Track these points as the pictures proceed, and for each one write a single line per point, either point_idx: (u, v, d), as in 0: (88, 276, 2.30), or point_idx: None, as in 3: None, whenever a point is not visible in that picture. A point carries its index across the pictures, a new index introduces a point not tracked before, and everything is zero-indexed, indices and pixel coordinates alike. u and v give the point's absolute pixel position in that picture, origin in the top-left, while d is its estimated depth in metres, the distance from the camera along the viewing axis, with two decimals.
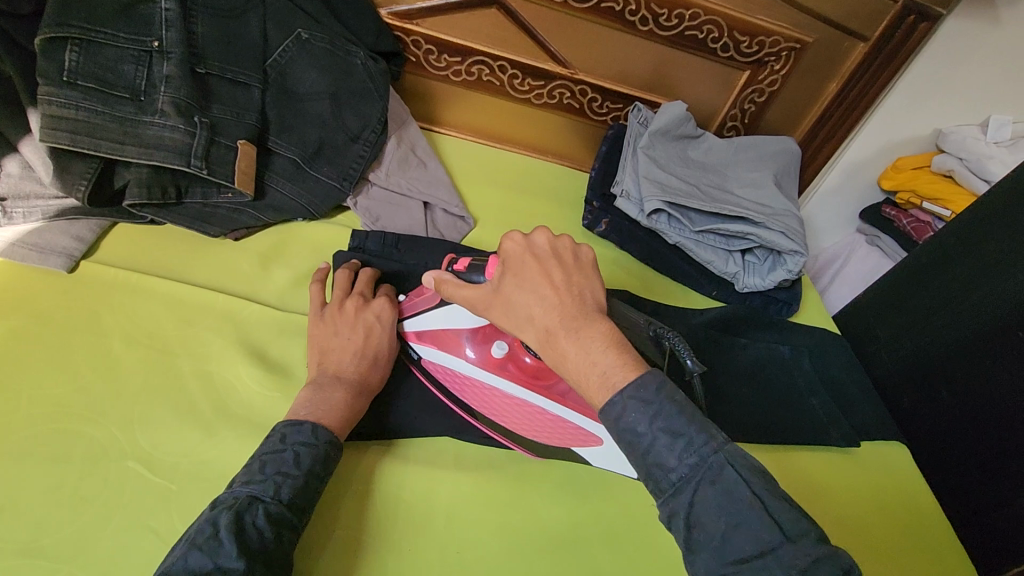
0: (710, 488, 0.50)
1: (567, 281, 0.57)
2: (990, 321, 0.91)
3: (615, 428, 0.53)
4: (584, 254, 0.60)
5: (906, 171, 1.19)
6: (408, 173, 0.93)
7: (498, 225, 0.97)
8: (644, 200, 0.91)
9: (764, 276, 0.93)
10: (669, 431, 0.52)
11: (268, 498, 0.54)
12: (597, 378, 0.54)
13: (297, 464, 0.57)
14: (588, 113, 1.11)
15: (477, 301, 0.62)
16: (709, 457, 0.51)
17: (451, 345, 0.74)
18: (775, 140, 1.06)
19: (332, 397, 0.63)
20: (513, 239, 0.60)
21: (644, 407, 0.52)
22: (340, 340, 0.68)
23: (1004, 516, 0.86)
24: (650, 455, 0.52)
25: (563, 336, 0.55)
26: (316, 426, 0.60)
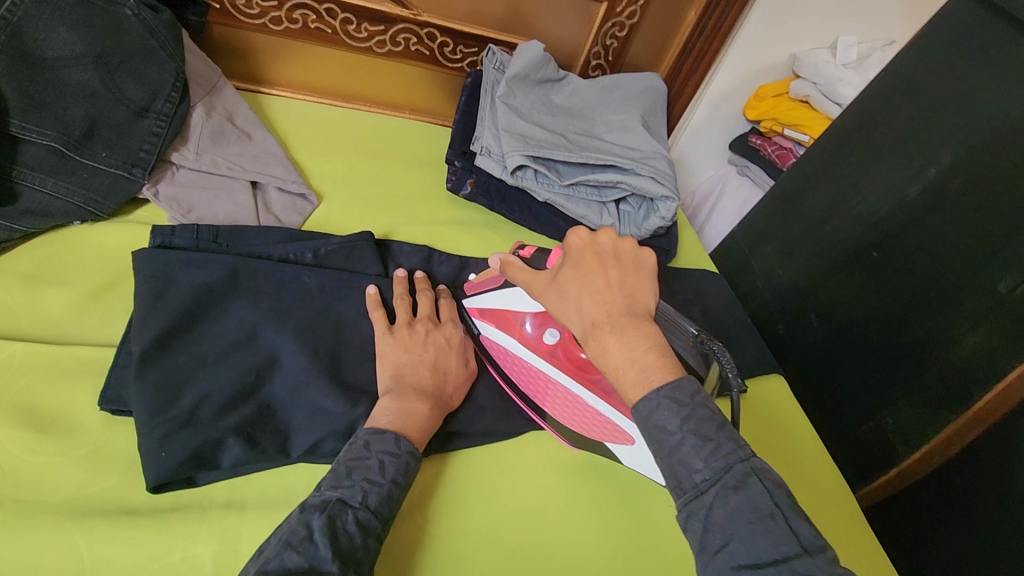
0: (736, 500, 0.44)
1: (624, 279, 0.52)
2: (849, 245, 0.94)
3: (643, 425, 0.48)
4: (647, 256, 0.55)
5: (768, 99, 1.19)
6: (225, 148, 0.77)
7: (348, 199, 0.84)
8: (506, 155, 0.83)
9: (639, 225, 0.89)
10: (698, 435, 0.46)
11: (357, 505, 0.49)
12: (635, 375, 0.49)
13: (383, 472, 0.52)
14: (440, 60, 0.99)
15: (537, 287, 0.58)
16: (735, 463, 0.45)
17: (508, 323, 0.71)
18: (640, 79, 1.01)
19: (413, 408, 0.58)
20: (579, 233, 0.55)
21: (677, 408, 0.47)
22: (412, 358, 0.62)
23: (871, 429, 0.91)
24: (676, 454, 0.46)
25: (610, 331, 0.49)
26: (400, 436, 0.55)
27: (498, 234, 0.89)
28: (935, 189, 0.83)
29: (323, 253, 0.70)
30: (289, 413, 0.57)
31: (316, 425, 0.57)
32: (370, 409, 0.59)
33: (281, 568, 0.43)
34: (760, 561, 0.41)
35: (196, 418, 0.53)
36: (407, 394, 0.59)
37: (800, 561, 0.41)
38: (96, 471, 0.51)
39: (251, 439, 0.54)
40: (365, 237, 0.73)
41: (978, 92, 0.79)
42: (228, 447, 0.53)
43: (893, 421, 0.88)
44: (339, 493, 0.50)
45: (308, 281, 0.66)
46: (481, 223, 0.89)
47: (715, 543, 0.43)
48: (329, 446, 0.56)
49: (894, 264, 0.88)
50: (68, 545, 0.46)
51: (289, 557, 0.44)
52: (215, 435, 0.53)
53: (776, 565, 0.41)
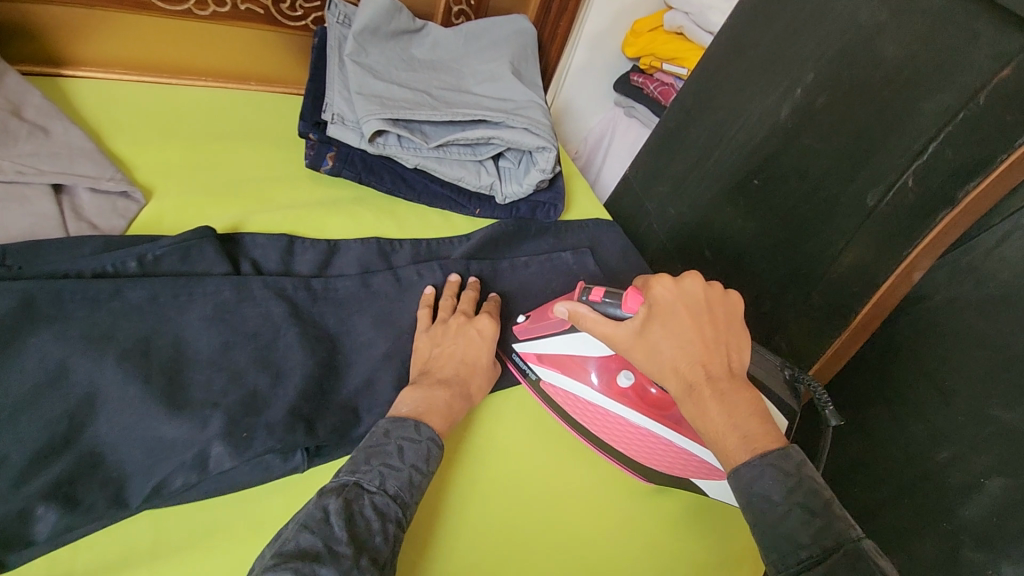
0: (843, 573, 0.42)
1: (717, 338, 0.55)
2: (732, 175, 0.94)
3: (741, 491, 0.48)
4: (735, 300, 0.59)
5: (644, 35, 1.16)
6: (11, 147, 0.63)
7: (185, 191, 0.72)
8: (361, 121, 0.73)
9: (521, 181, 0.83)
10: (808, 510, 0.46)
11: (374, 489, 0.48)
12: (736, 443, 0.50)
13: (401, 457, 0.51)
14: (278, 18, 0.86)
15: (616, 340, 0.59)
16: (842, 540, 0.43)
17: (576, 370, 0.69)
18: (506, 22, 0.93)
19: (433, 396, 0.58)
20: (665, 285, 0.58)
21: (782, 476, 0.47)
22: (440, 352, 0.63)
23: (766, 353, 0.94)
24: (780, 526, 0.46)
25: (711, 395, 0.52)
26: (420, 423, 0.54)
27: (370, 209, 0.81)
28: (804, 109, 0.83)
29: (151, 259, 0.60)
30: (121, 458, 0.48)
31: (156, 464, 0.49)
32: (222, 431, 0.51)
33: (296, 548, 0.41)
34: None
35: None
36: (427, 384, 0.59)
37: None
38: None
39: (71, 499, 0.46)
40: (204, 233, 0.63)
41: (833, 7, 0.78)
42: (40, 517, 0.44)
43: (787, 344, 0.91)
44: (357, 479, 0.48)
45: (133, 296, 0.56)
46: (351, 200, 0.81)
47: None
48: (177, 483, 0.49)
49: (775, 190, 0.88)
50: None
51: (304, 536, 0.42)
52: (17, 506, 0.44)
53: None
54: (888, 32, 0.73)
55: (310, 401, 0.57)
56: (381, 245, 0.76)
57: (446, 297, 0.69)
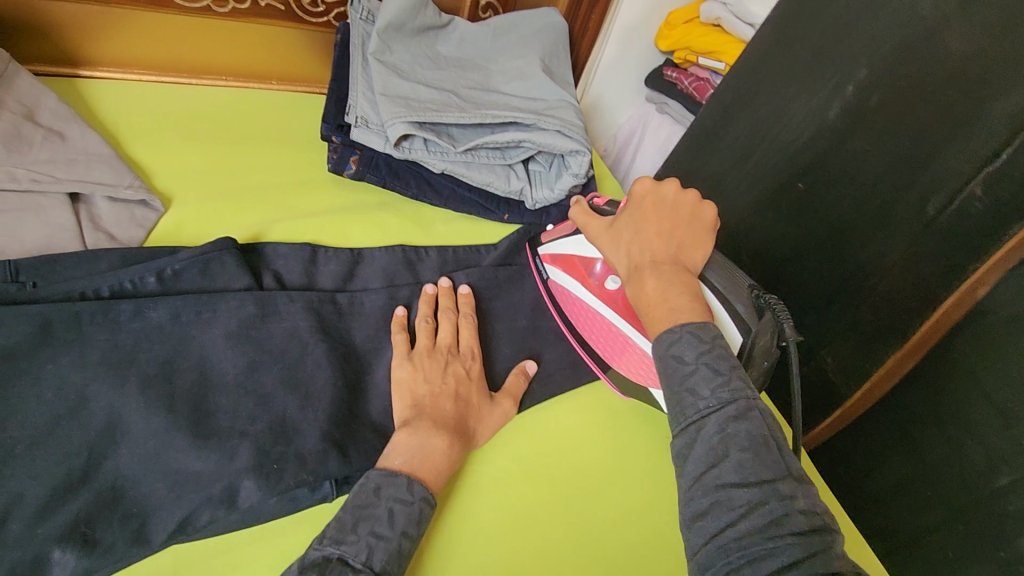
0: (734, 428, 0.42)
1: (673, 231, 0.55)
2: (775, 177, 0.88)
3: (662, 356, 0.47)
4: (710, 211, 0.57)
5: (679, 27, 1.11)
6: (25, 155, 0.61)
7: (205, 198, 0.70)
8: (386, 125, 0.70)
9: (552, 186, 0.79)
10: (713, 370, 0.45)
11: (358, 565, 0.43)
12: (664, 313, 0.49)
13: (392, 524, 0.46)
14: (300, 15, 0.83)
15: (594, 231, 0.62)
16: (740, 397, 0.43)
17: (577, 271, 0.68)
18: (536, 16, 0.89)
19: (432, 445, 0.53)
20: (646, 184, 0.58)
21: (699, 343, 0.46)
22: (433, 389, 0.57)
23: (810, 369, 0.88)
24: (688, 382, 0.45)
25: (650, 271, 0.52)
26: (413, 481, 0.49)
27: (395, 214, 0.77)
28: (856, 108, 0.77)
29: (170, 274, 0.57)
30: (143, 491, 0.46)
31: (180, 497, 0.46)
32: (250, 464, 0.49)
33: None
34: (746, 480, 0.40)
35: (3, 532, 0.42)
36: (425, 427, 0.54)
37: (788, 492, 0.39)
38: None
39: (89, 539, 0.43)
40: (225, 245, 0.60)
41: None
42: (57, 559, 0.42)
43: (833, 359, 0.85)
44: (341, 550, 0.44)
45: (154, 316, 0.53)
46: (376, 205, 0.77)
47: (703, 465, 0.41)
48: (203, 520, 0.46)
49: (822, 195, 0.83)
50: None
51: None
52: (32, 549, 0.41)
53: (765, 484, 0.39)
54: (954, 26, 0.67)
55: (340, 426, 0.54)
56: (407, 253, 0.73)
57: (429, 326, 0.62)
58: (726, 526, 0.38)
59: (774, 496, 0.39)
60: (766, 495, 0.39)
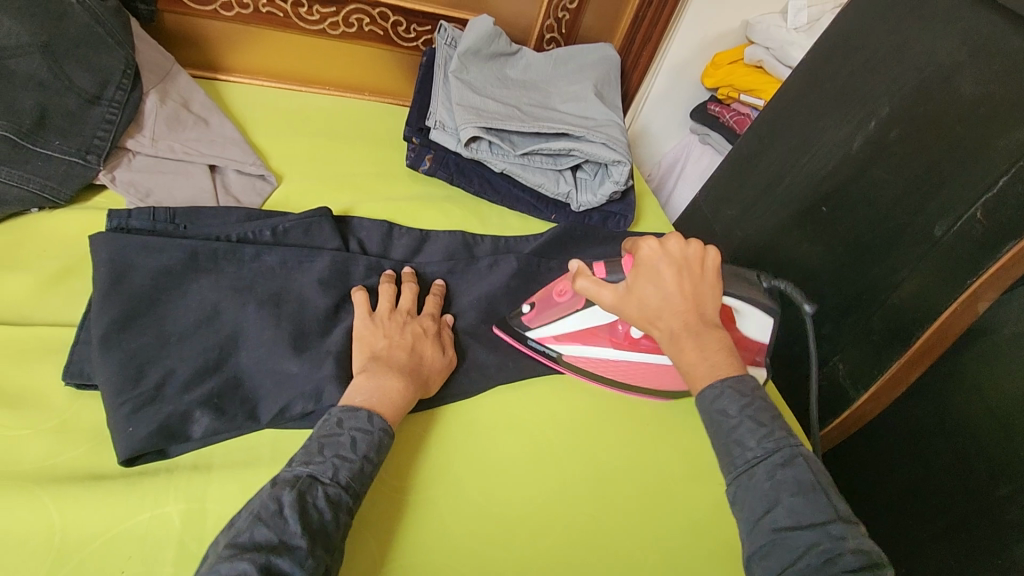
0: (783, 474, 0.50)
1: (694, 288, 0.60)
2: (801, 201, 0.97)
3: (705, 411, 0.55)
4: (712, 255, 0.62)
5: (724, 67, 1.22)
6: (182, 134, 0.78)
7: (309, 178, 0.86)
8: (459, 128, 0.84)
9: (595, 191, 0.91)
10: (755, 421, 0.53)
11: (327, 480, 0.50)
12: (706, 371, 0.56)
13: (355, 448, 0.52)
14: (395, 40, 0.99)
15: (606, 301, 0.63)
16: (785, 446, 0.52)
17: (590, 336, 0.74)
18: (593, 50, 1.03)
19: (388, 386, 0.58)
20: (651, 244, 0.61)
21: (739, 397, 0.54)
22: (390, 342, 0.63)
23: (826, 376, 0.94)
24: (733, 435, 0.53)
25: (687, 335, 0.58)
26: (373, 414, 0.55)
27: (459, 206, 0.91)
28: (877, 140, 0.86)
29: (281, 231, 0.72)
30: (255, 385, 0.59)
31: (282, 394, 0.59)
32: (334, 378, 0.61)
33: (250, 543, 0.44)
34: (801, 524, 0.47)
35: (160, 394, 0.55)
36: (382, 371, 0.59)
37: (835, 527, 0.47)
38: (66, 442, 0.52)
39: (219, 409, 0.57)
40: (323, 213, 0.75)
41: (911, 46, 0.81)
42: (196, 419, 0.55)
43: (844, 365, 0.92)
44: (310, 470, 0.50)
45: (269, 259, 0.67)
46: (443, 197, 0.91)
47: (760, 509, 0.49)
48: (297, 410, 0.59)
49: (842, 218, 0.91)
50: (36, 509, 0.47)
51: (259, 532, 0.44)
52: (180, 408, 0.55)
53: (815, 526, 0.47)
54: (965, 71, 0.76)
55: None
56: (466, 237, 0.85)
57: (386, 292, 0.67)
58: (794, 561, 0.46)
59: (827, 537, 0.46)
60: (820, 537, 0.46)
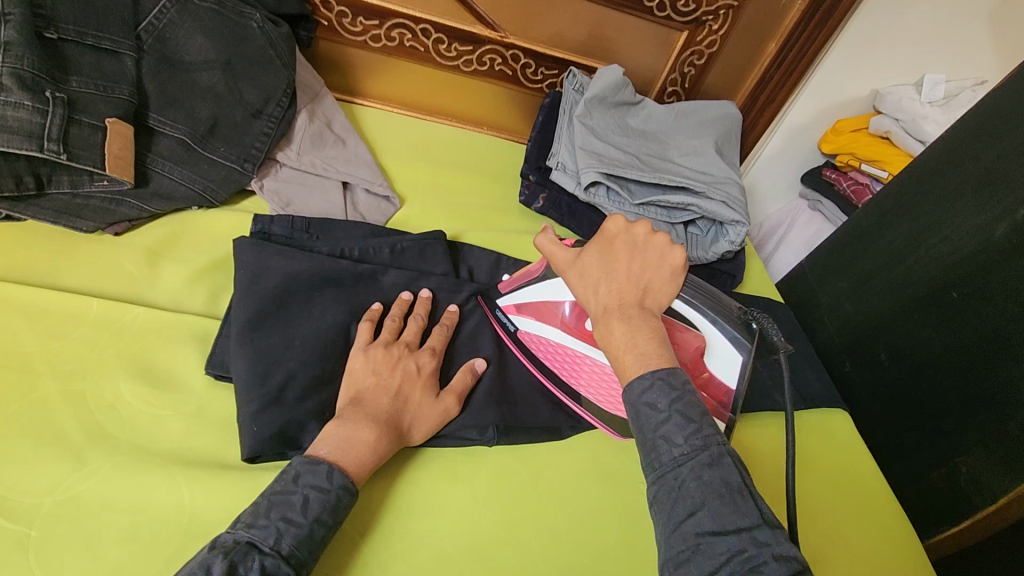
0: (709, 475, 0.46)
1: (645, 273, 0.57)
2: (926, 285, 0.91)
3: (634, 403, 0.51)
4: (676, 253, 0.58)
5: (846, 133, 1.18)
6: (323, 151, 0.83)
7: (430, 203, 0.89)
8: (581, 171, 0.86)
9: (707, 249, 0.90)
10: (685, 415, 0.49)
11: (266, 548, 0.46)
12: (633, 361, 0.52)
13: (305, 511, 0.49)
14: (522, 80, 1.03)
15: (558, 263, 0.62)
16: (713, 444, 0.48)
17: (547, 315, 0.71)
18: (716, 106, 1.01)
19: (358, 436, 0.55)
20: (618, 222, 0.60)
21: (669, 390, 0.50)
22: (378, 380, 0.60)
23: (943, 475, 0.87)
24: (659, 429, 0.49)
25: (619, 317, 0.54)
26: (333, 469, 0.51)
27: None
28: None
29: (399, 249, 0.75)
30: None
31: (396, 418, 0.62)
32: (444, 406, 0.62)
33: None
34: (724, 529, 0.44)
35: (283, 396, 0.57)
36: (355, 419, 0.56)
37: (759, 531, 0.44)
38: (198, 428, 0.55)
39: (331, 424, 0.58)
40: (438, 236, 0.77)
41: None
42: (311, 430, 0.57)
43: (968, 470, 0.83)
44: (251, 535, 0.47)
45: (385, 281, 0.70)
46: None
47: (683, 513, 0.46)
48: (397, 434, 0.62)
49: (977, 308, 0.83)
50: (166, 488, 0.51)
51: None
52: (298, 416, 0.57)
53: (739, 533, 0.44)
54: None
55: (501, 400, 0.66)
56: None
57: (390, 323, 0.65)
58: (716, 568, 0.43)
59: (752, 543, 0.43)
60: (744, 543, 0.43)
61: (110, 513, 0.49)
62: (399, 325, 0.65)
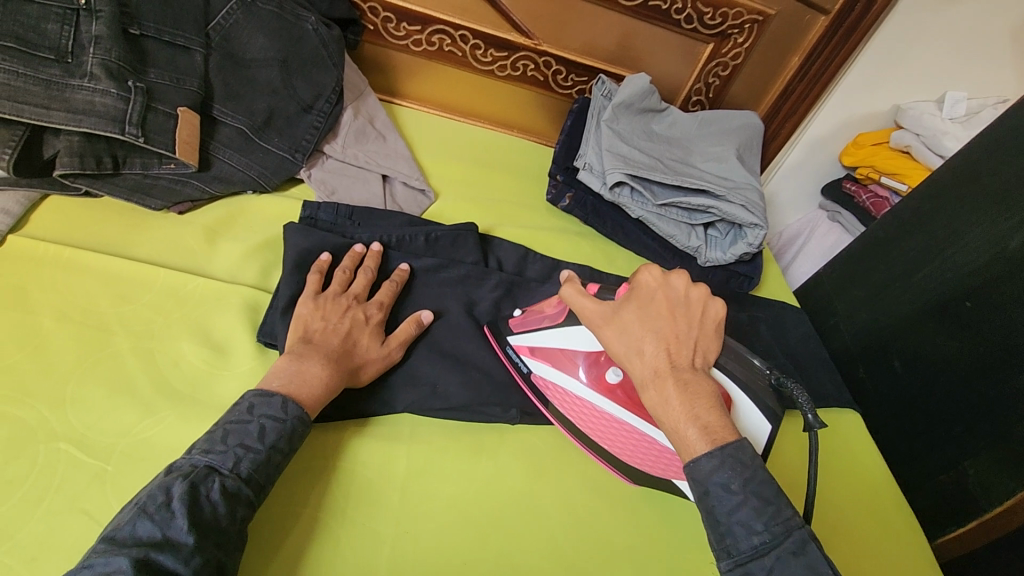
0: (792, 558, 0.51)
1: (691, 334, 0.61)
2: (939, 295, 0.93)
3: (702, 481, 0.55)
4: (715, 307, 0.64)
5: (866, 147, 1.21)
6: (365, 146, 0.89)
7: (463, 199, 0.95)
8: (607, 172, 0.90)
9: (725, 250, 0.94)
10: (759, 497, 0.53)
11: (226, 471, 0.51)
12: (695, 431, 0.57)
13: (261, 439, 0.53)
14: (553, 86, 1.08)
15: (592, 317, 0.64)
16: (791, 527, 0.52)
17: (566, 365, 0.70)
18: (739, 116, 1.05)
19: (309, 371, 0.58)
20: (654, 279, 0.64)
21: (740, 468, 0.54)
22: (326, 326, 0.63)
23: (950, 479, 0.89)
24: (735, 516, 0.53)
25: (675, 382, 0.58)
26: (288, 401, 0.55)
27: (589, 243, 0.96)
28: None
29: (433, 238, 0.79)
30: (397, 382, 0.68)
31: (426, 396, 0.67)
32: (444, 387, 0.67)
33: (132, 536, 0.45)
34: None
35: None
36: (306, 357, 0.59)
37: None
38: (250, 388, 0.61)
39: None
40: (469, 227, 0.82)
41: None
42: None
43: (974, 474, 0.85)
44: (209, 459, 0.51)
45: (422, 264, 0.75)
46: (575, 233, 0.97)
47: None
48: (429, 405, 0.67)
49: (989, 317, 0.86)
50: None
51: (142, 526, 0.46)
52: None
53: None
54: None
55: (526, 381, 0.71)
56: (594, 273, 0.91)
57: (339, 275, 0.68)
58: None
59: None
60: None
61: (174, 457, 0.55)
62: (347, 278, 0.69)
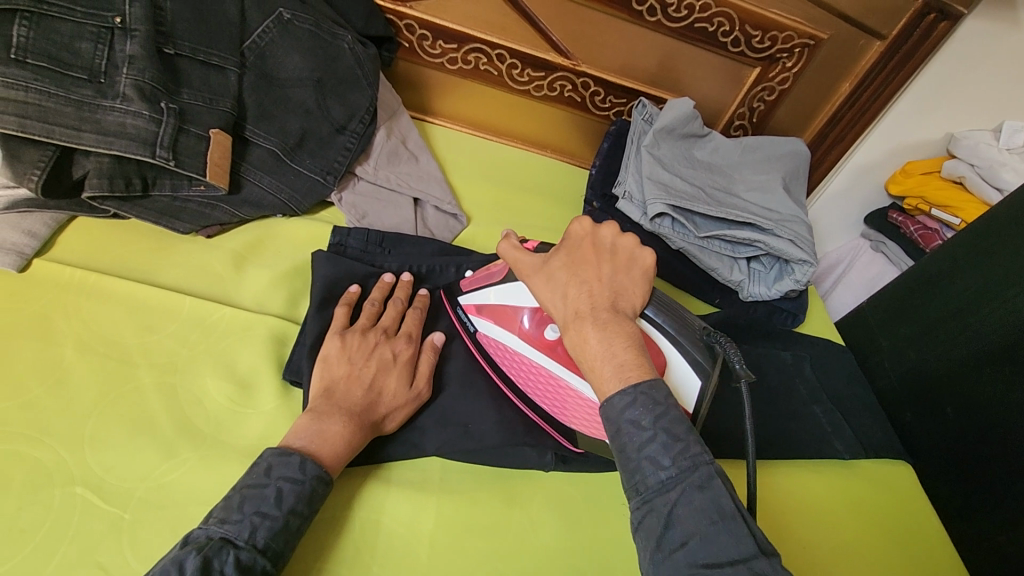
0: (698, 496, 0.46)
1: (614, 277, 0.56)
2: (995, 341, 0.87)
3: (614, 419, 0.50)
4: (645, 255, 0.59)
5: (915, 176, 1.14)
6: (397, 168, 0.86)
7: (496, 223, 0.92)
8: (647, 203, 0.86)
9: (769, 285, 0.90)
10: (669, 435, 0.48)
11: (241, 543, 0.48)
12: (610, 371, 0.52)
13: (280, 503, 0.50)
14: (590, 108, 1.05)
15: (523, 268, 0.61)
16: (702, 466, 0.47)
17: (506, 319, 0.66)
18: (786, 142, 1.00)
19: (329, 430, 0.55)
20: (584, 224, 0.60)
21: (652, 406, 0.49)
22: (351, 370, 0.60)
23: (1009, 539, 0.83)
24: (643, 452, 0.48)
25: (591, 323, 0.53)
26: (306, 460, 0.53)
27: None
28: None
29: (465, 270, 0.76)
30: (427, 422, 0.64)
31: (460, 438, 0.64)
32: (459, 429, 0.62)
33: None
34: (718, 561, 0.44)
35: None
36: (325, 414, 0.56)
37: (757, 562, 0.44)
38: (274, 429, 0.59)
39: None
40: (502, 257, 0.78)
41: None
42: None
43: None
44: (225, 530, 0.48)
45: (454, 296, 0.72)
46: None
47: (676, 540, 0.45)
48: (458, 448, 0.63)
49: None
50: None
51: None
52: None
53: (735, 565, 0.43)
54: None
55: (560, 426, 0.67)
56: None
57: (366, 309, 0.65)
58: None
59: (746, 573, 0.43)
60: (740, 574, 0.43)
61: (195, 505, 0.53)
62: (375, 312, 0.66)
